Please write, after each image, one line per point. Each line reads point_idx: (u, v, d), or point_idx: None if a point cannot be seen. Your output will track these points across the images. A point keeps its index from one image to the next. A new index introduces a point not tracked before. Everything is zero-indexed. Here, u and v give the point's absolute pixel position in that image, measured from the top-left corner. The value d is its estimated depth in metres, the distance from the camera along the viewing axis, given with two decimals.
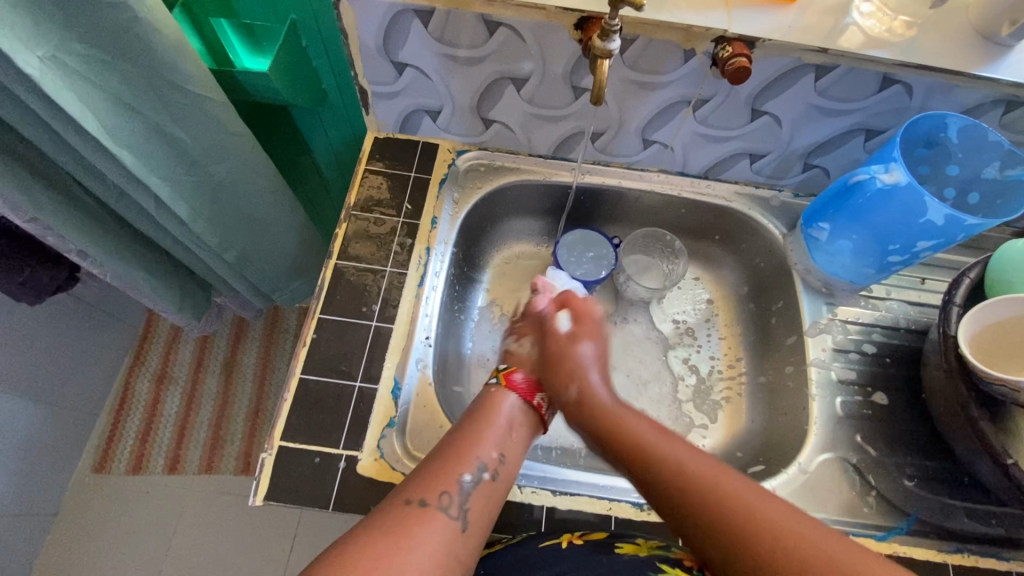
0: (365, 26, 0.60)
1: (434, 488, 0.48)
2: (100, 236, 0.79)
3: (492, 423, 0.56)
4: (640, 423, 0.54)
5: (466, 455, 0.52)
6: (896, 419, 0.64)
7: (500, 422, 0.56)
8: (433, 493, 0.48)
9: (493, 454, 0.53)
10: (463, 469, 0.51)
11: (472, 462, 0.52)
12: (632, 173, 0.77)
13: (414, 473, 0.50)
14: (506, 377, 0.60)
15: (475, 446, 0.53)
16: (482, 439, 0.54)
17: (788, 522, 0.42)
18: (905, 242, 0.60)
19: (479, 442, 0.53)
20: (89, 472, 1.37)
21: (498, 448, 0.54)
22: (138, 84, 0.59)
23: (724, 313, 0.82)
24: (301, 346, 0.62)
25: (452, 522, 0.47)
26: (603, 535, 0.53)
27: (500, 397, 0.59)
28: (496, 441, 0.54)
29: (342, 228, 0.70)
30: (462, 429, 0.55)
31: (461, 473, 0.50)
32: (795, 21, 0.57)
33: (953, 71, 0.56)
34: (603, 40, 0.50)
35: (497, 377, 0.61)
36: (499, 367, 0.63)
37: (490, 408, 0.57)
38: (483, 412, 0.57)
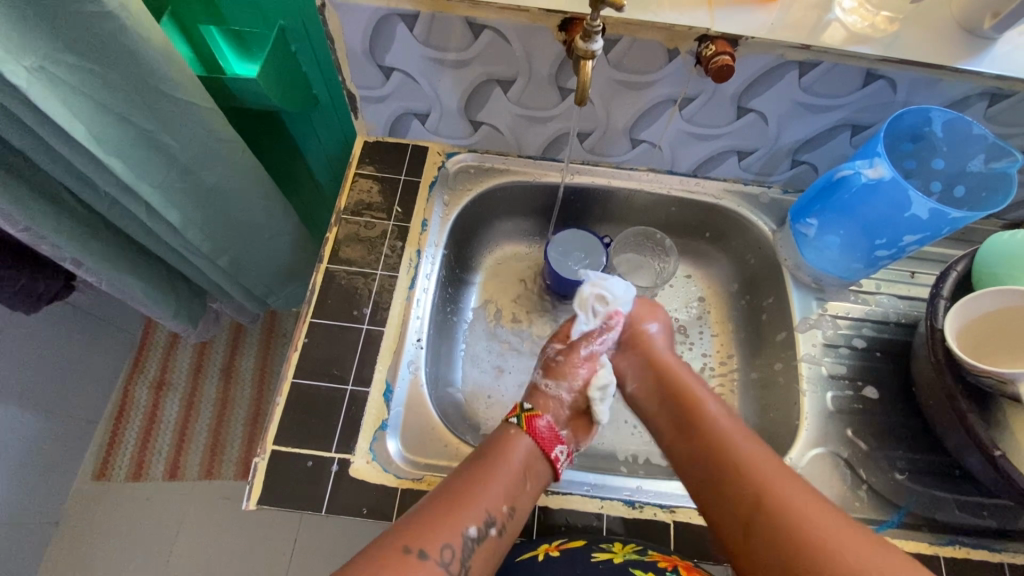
0: (351, 31, 0.60)
1: (437, 539, 0.49)
2: (94, 245, 0.79)
3: (506, 472, 0.55)
4: (713, 403, 0.60)
5: (476, 503, 0.52)
6: (886, 413, 0.64)
7: (513, 470, 0.56)
8: (437, 545, 0.49)
9: (504, 506, 0.53)
10: (472, 518, 0.51)
11: (481, 513, 0.52)
12: (621, 172, 0.77)
13: (421, 515, 0.51)
14: (528, 423, 0.60)
15: (484, 493, 0.53)
16: (494, 485, 0.54)
17: (796, 503, 0.48)
18: (892, 237, 0.60)
19: (491, 492, 0.53)
20: (90, 479, 1.38)
21: (507, 500, 0.54)
22: (127, 93, 0.60)
23: (716, 310, 0.82)
24: (292, 350, 0.63)
25: (445, 570, 0.48)
26: (580, 541, 0.54)
27: (515, 440, 0.58)
28: (508, 491, 0.54)
29: (333, 232, 0.70)
30: (475, 471, 0.54)
31: (468, 523, 0.51)
32: (777, 18, 0.57)
33: (935, 65, 0.57)
34: (586, 41, 0.51)
35: (518, 417, 0.61)
36: (521, 407, 0.62)
37: (505, 451, 0.57)
38: (496, 456, 0.56)
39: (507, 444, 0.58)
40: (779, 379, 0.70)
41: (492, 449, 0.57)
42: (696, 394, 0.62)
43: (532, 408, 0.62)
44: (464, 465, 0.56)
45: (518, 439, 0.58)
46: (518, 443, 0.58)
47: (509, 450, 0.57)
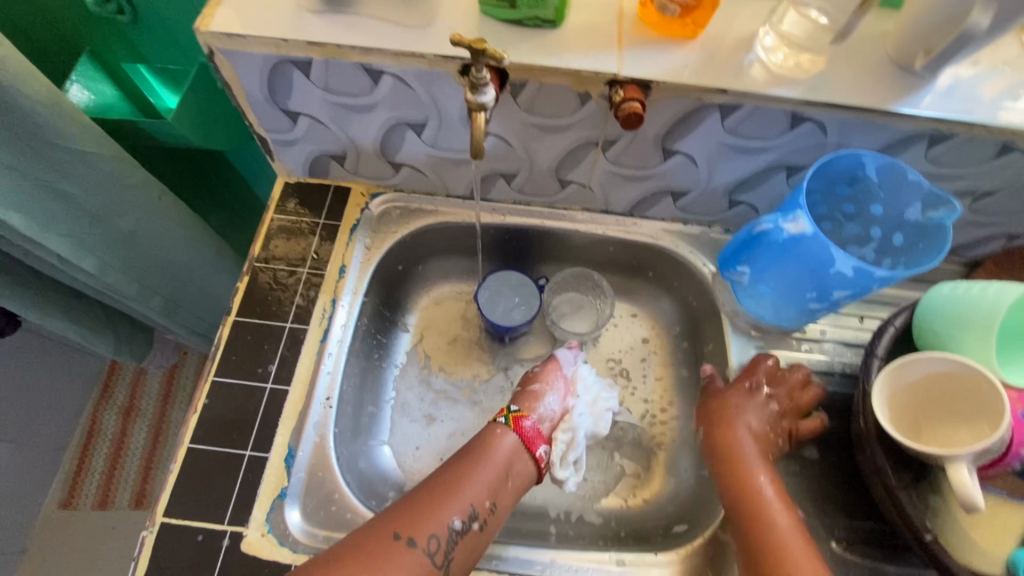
0: (246, 77, 0.57)
1: (424, 529, 0.52)
2: (14, 293, 0.77)
3: (489, 464, 0.58)
4: (768, 483, 0.56)
5: (460, 497, 0.55)
6: (826, 476, 0.60)
7: (493, 468, 0.58)
8: (424, 534, 0.52)
9: (486, 502, 0.56)
10: (456, 512, 0.54)
11: (465, 506, 0.54)
12: (555, 213, 0.74)
13: (407, 505, 0.54)
14: (517, 423, 0.61)
15: (465, 488, 0.55)
16: (473, 485, 0.56)
17: (799, 555, 0.51)
18: (822, 291, 0.55)
19: (470, 488, 0.56)
20: (55, 507, 1.33)
21: (489, 496, 0.56)
22: (14, 144, 0.57)
23: (660, 352, 0.78)
24: (191, 413, 0.60)
25: (429, 559, 0.51)
26: None
27: (500, 436, 0.60)
28: (488, 484, 0.57)
29: (244, 281, 0.67)
30: (460, 469, 0.57)
31: (451, 516, 0.53)
32: (692, 60, 0.53)
33: (865, 108, 0.52)
34: (475, 93, 0.48)
35: (506, 419, 0.62)
36: (509, 408, 0.63)
37: (489, 449, 0.59)
38: (479, 455, 0.58)
39: (493, 437, 0.60)
40: None
41: (480, 445, 0.59)
42: (749, 460, 0.58)
43: (521, 410, 0.63)
44: (448, 462, 0.58)
45: (505, 435, 0.60)
46: (505, 439, 0.60)
47: (497, 445, 0.59)
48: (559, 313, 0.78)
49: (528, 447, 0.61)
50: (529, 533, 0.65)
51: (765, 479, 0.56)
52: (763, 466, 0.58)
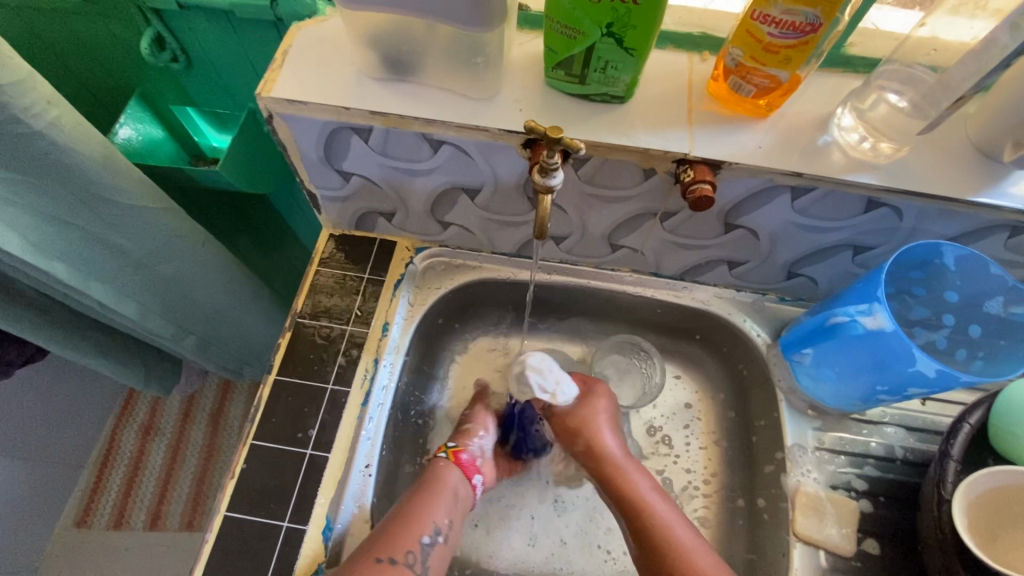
0: (303, 139, 0.56)
1: (401, 545, 0.52)
2: (51, 332, 0.76)
3: (438, 489, 0.58)
4: (664, 507, 0.59)
5: (423, 516, 0.55)
6: (889, 574, 0.56)
7: (447, 495, 0.58)
8: (401, 551, 0.52)
9: (447, 519, 0.57)
10: (425, 529, 0.54)
11: (429, 524, 0.55)
12: (602, 273, 0.72)
13: (381, 530, 0.53)
14: (455, 456, 0.61)
15: (429, 507, 0.56)
16: (433, 504, 0.56)
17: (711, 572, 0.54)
18: (895, 385, 0.54)
19: (432, 509, 0.56)
20: (71, 525, 1.26)
21: (448, 514, 0.57)
22: (67, 200, 0.56)
23: (705, 419, 0.75)
24: (230, 477, 0.58)
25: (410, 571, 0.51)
26: None
27: (440, 469, 0.60)
28: (449, 504, 0.58)
29: (287, 337, 0.66)
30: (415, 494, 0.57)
31: (421, 533, 0.54)
32: (765, 140, 0.52)
33: (947, 198, 0.50)
34: (543, 176, 0.46)
35: (445, 454, 0.62)
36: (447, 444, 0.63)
37: (435, 478, 0.59)
38: (432, 485, 0.58)
39: (433, 472, 0.60)
40: (765, 518, 0.63)
41: (425, 479, 0.59)
42: (649, 496, 0.60)
43: (457, 444, 0.63)
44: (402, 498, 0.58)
45: (443, 466, 0.61)
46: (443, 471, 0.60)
47: (440, 479, 0.59)
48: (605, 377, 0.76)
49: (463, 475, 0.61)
50: None
51: (664, 510, 0.59)
52: (658, 495, 0.61)
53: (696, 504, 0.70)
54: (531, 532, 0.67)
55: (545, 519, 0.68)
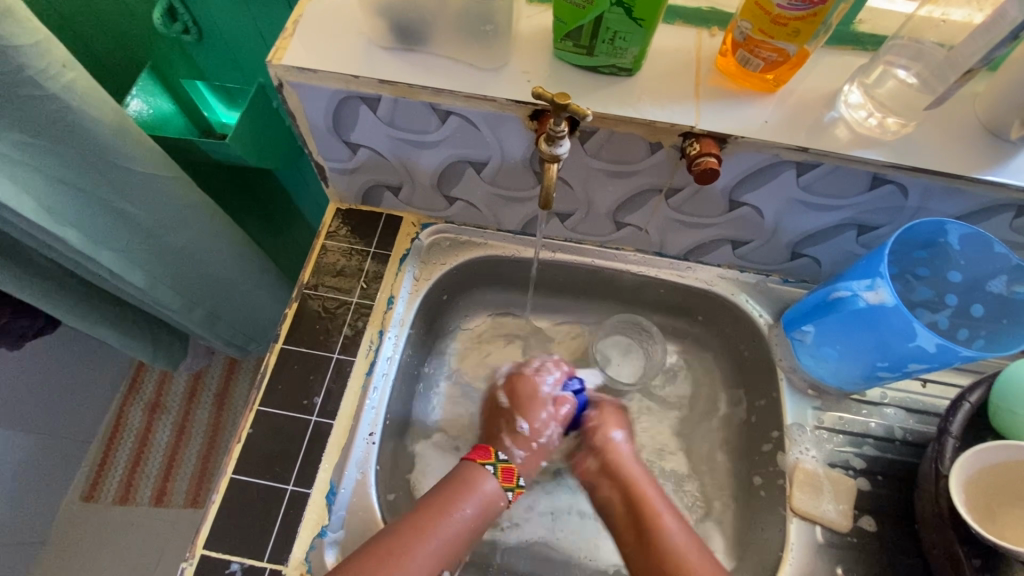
0: (313, 109, 0.56)
1: (417, 563, 0.51)
2: (62, 301, 0.77)
3: (476, 498, 0.57)
4: (673, 521, 0.56)
5: (446, 532, 0.54)
6: (885, 550, 0.57)
7: (482, 503, 0.57)
8: (414, 568, 0.51)
9: (466, 553, 0.56)
10: (444, 549, 0.53)
11: (452, 544, 0.54)
12: (606, 252, 0.72)
13: (400, 535, 0.52)
14: (503, 475, 0.60)
15: (458, 525, 0.55)
16: (462, 522, 0.55)
17: None
18: (895, 362, 0.55)
19: (461, 521, 0.55)
20: (78, 499, 1.28)
21: (472, 540, 0.56)
22: (79, 165, 0.57)
23: (705, 399, 0.75)
24: (236, 441, 0.59)
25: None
26: None
27: (484, 479, 0.58)
28: (477, 525, 0.56)
29: (294, 308, 0.67)
30: (436, 507, 0.55)
31: (439, 556, 0.53)
32: (772, 115, 0.52)
33: (952, 175, 0.50)
34: (550, 145, 0.46)
35: (494, 470, 0.60)
36: (497, 456, 0.61)
37: (478, 484, 0.58)
38: (470, 490, 0.57)
39: (476, 473, 0.58)
40: (762, 495, 0.64)
41: (463, 478, 0.58)
42: (659, 508, 0.57)
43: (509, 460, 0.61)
44: (433, 492, 0.57)
45: (488, 480, 0.58)
46: (486, 485, 0.58)
47: (478, 486, 0.58)
48: (608, 358, 0.76)
49: (503, 496, 0.59)
50: None
51: (672, 523, 0.56)
52: (668, 508, 0.58)
53: (694, 482, 0.71)
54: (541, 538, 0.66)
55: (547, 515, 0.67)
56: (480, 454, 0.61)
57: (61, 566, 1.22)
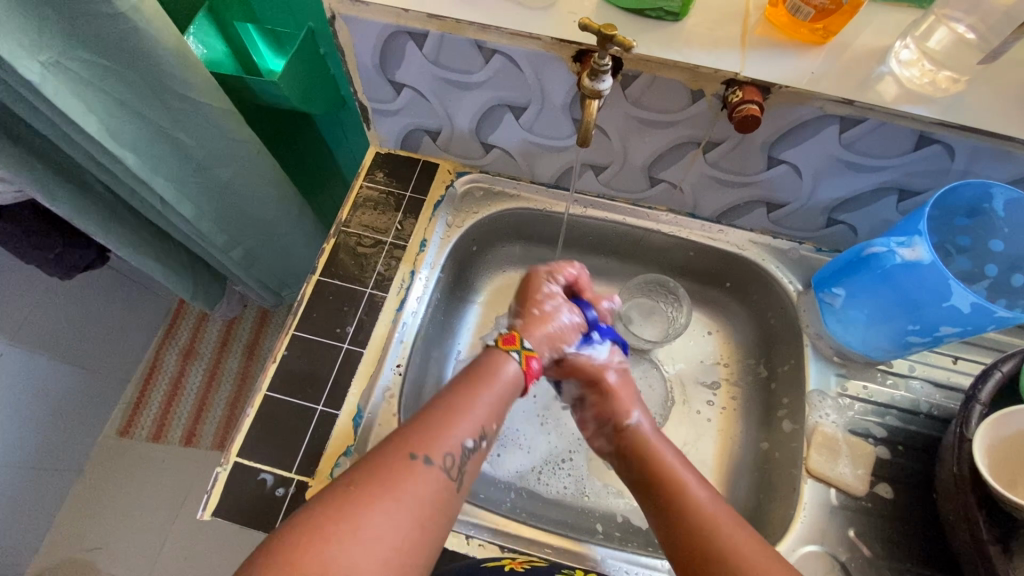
0: (361, 45, 0.58)
1: (437, 445, 0.45)
2: (114, 230, 0.81)
3: (493, 386, 0.51)
4: (705, 490, 0.50)
5: (462, 414, 0.48)
6: (900, 517, 0.56)
7: (497, 390, 0.51)
8: (439, 451, 0.45)
9: (493, 423, 0.50)
10: (468, 431, 0.48)
11: (475, 425, 0.49)
12: (639, 211, 0.72)
13: (414, 424, 0.47)
14: (528, 364, 0.54)
15: (473, 407, 0.49)
16: (479, 407, 0.50)
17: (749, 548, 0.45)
18: (927, 324, 0.56)
19: (478, 407, 0.49)
20: (114, 434, 1.34)
21: (495, 418, 0.51)
22: (140, 89, 0.61)
23: (727, 367, 0.75)
24: (271, 362, 0.62)
25: (445, 476, 0.45)
26: (518, 560, 0.54)
27: (506, 362, 0.53)
28: (498, 404, 0.51)
29: (330, 244, 0.69)
30: (454, 390, 0.50)
31: (462, 435, 0.47)
32: (820, 67, 0.51)
33: (1003, 136, 0.49)
34: (593, 80, 0.47)
35: (520, 357, 0.55)
36: (522, 342, 0.56)
37: (491, 376, 0.52)
38: (484, 378, 0.51)
39: (493, 359, 0.53)
40: (776, 457, 0.65)
41: (474, 372, 0.52)
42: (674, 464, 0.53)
43: (533, 348, 0.56)
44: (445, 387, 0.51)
45: (511, 363, 0.54)
46: (507, 367, 0.53)
47: (499, 371, 0.53)
48: (631, 319, 0.77)
49: (523, 379, 0.54)
50: (575, 528, 0.64)
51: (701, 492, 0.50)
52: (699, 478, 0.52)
53: (710, 442, 0.71)
54: (523, 443, 0.70)
55: (536, 423, 0.71)
56: (504, 340, 0.56)
57: (97, 494, 1.30)
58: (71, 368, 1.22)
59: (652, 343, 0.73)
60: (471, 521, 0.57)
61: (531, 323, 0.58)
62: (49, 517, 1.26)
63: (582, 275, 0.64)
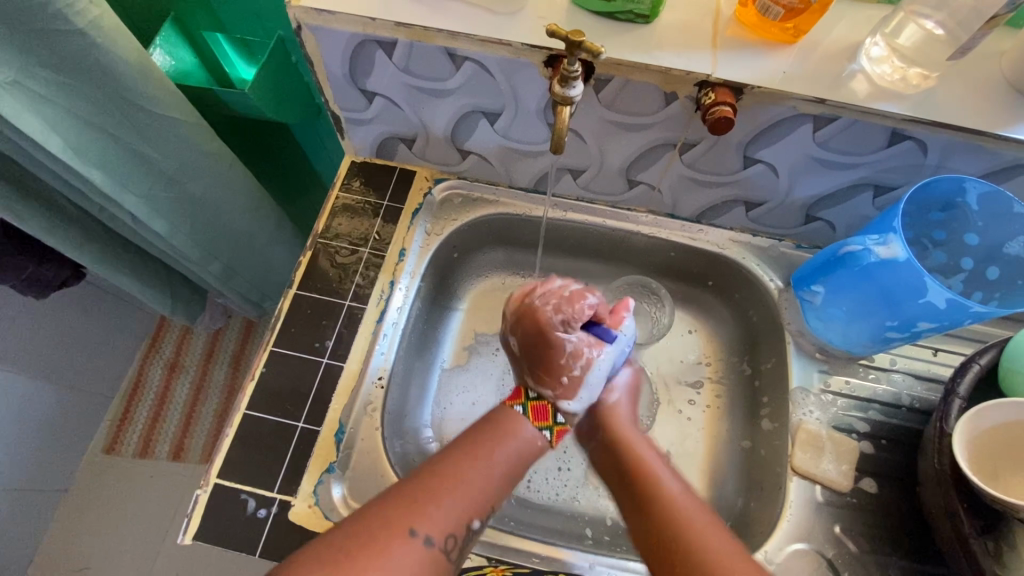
0: (329, 54, 0.57)
1: (439, 523, 0.45)
2: (86, 248, 0.79)
3: (507, 449, 0.53)
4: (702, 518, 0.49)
5: (472, 490, 0.49)
6: (884, 511, 0.57)
7: (511, 457, 0.52)
8: (440, 531, 0.45)
9: (498, 500, 0.51)
10: (472, 510, 0.48)
11: (479, 504, 0.48)
12: (618, 213, 0.72)
13: (413, 492, 0.46)
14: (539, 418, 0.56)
15: (478, 482, 0.49)
16: (485, 480, 0.50)
17: None
18: (905, 320, 0.56)
19: (483, 480, 0.50)
20: (99, 452, 1.32)
21: (501, 492, 0.51)
22: (105, 106, 0.59)
23: (713, 365, 0.75)
24: (250, 379, 0.61)
25: (443, 556, 0.45)
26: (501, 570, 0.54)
27: (518, 423, 0.55)
28: (505, 481, 0.51)
29: (307, 256, 0.68)
30: (462, 459, 0.50)
31: (468, 514, 0.47)
32: (791, 66, 0.51)
33: (975, 131, 0.49)
34: (564, 86, 0.47)
35: (546, 432, 0.56)
36: (527, 394, 0.58)
37: (505, 438, 0.53)
38: (502, 444, 0.52)
39: (513, 425, 0.54)
40: (762, 455, 0.65)
41: (496, 429, 0.54)
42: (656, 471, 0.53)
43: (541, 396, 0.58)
44: (450, 447, 0.52)
45: (523, 426, 0.55)
46: (522, 428, 0.55)
47: (511, 434, 0.54)
48: None
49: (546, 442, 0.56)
50: (566, 534, 0.64)
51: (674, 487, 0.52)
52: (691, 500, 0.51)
53: (696, 441, 0.71)
54: None
55: None
56: (510, 395, 0.58)
57: (82, 514, 1.27)
58: (52, 388, 1.20)
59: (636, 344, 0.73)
60: None
61: (564, 390, 0.56)
62: (34, 540, 1.23)
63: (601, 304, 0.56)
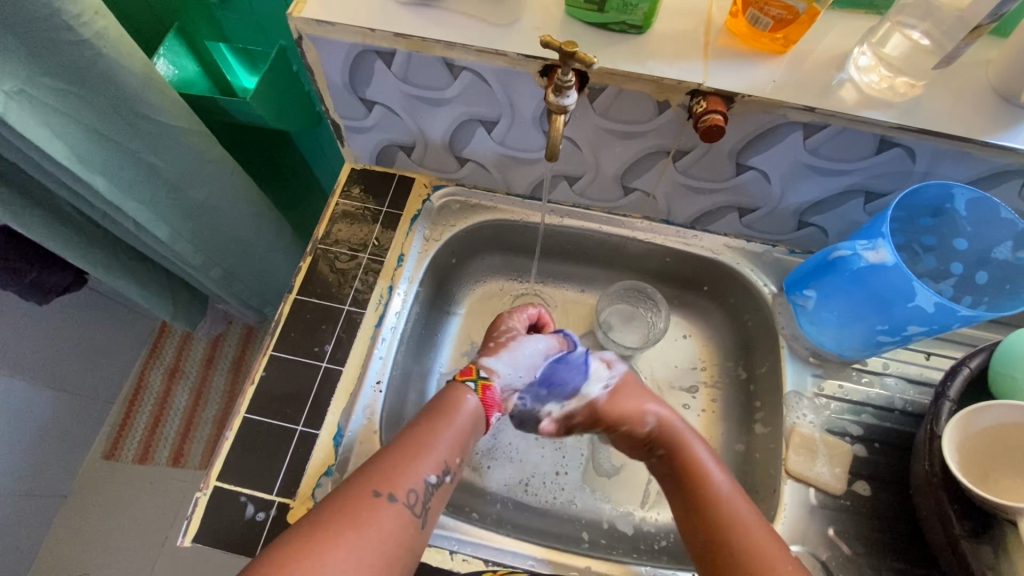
0: (330, 63, 0.58)
1: (402, 482, 0.48)
2: (89, 254, 0.80)
3: (453, 420, 0.53)
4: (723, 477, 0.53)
5: (429, 451, 0.51)
6: (877, 513, 0.57)
7: (459, 425, 0.53)
8: (403, 489, 0.48)
9: (456, 457, 0.52)
10: (431, 467, 0.50)
11: (438, 462, 0.51)
12: (614, 218, 0.73)
13: (375, 463, 0.49)
14: (484, 396, 0.56)
15: (436, 443, 0.51)
16: (441, 442, 0.52)
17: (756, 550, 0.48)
18: (895, 324, 0.57)
19: (441, 443, 0.51)
20: (99, 458, 1.32)
21: (457, 451, 0.53)
22: (108, 114, 0.60)
23: (708, 369, 0.76)
24: (250, 383, 0.62)
25: (409, 512, 0.47)
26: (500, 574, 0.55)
27: (464, 397, 0.55)
28: (459, 441, 0.53)
29: (307, 262, 0.69)
30: (417, 428, 0.52)
31: (428, 470, 0.49)
32: (781, 76, 0.52)
33: (961, 138, 0.50)
34: (558, 95, 0.48)
35: (476, 386, 0.56)
36: (479, 373, 0.58)
37: (451, 409, 0.54)
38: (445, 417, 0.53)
39: (450, 394, 0.55)
40: (757, 458, 0.65)
41: (437, 406, 0.55)
42: (688, 436, 0.57)
43: (491, 377, 0.58)
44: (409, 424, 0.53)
45: (468, 397, 0.55)
46: (467, 400, 0.55)
47: (456, 407, 0.54)
48: (610, 325, 0.77)
49: (483, 410, 0.56)
50: (562, 537, 0.64)
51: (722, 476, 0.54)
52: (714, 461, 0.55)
53: None
54: (510, 454, 0.70)
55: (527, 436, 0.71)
56: (462, 372, 0.58)
57: (82, 519, 1.27)
58: (53, 393, 1.20)
59: (632, 348, 0.74)
60: (456, 538, 0.57)
61: (489, 350, 0.61)
62: (34, 546, 1.23)
63: (543, 313, 0.67)
